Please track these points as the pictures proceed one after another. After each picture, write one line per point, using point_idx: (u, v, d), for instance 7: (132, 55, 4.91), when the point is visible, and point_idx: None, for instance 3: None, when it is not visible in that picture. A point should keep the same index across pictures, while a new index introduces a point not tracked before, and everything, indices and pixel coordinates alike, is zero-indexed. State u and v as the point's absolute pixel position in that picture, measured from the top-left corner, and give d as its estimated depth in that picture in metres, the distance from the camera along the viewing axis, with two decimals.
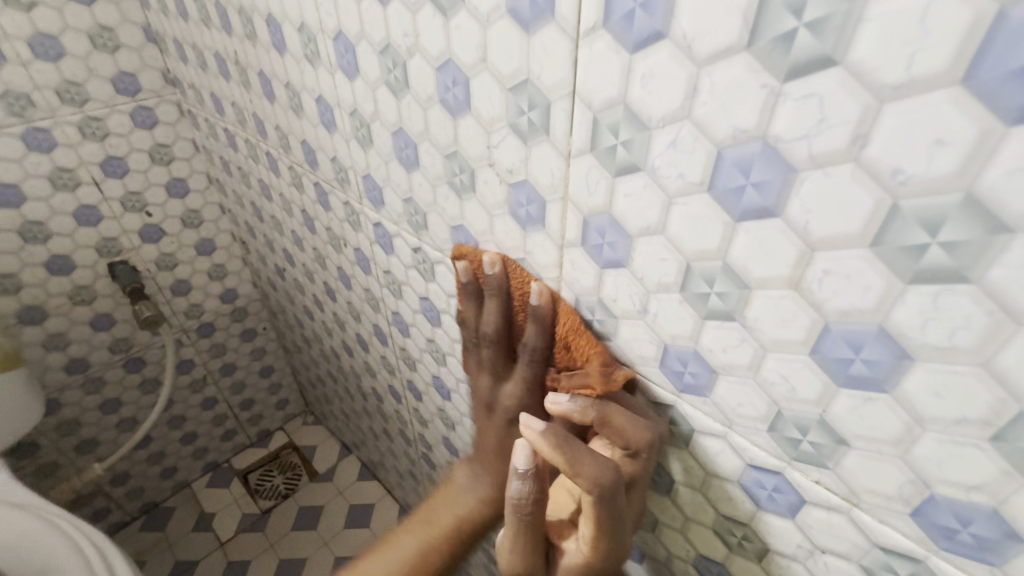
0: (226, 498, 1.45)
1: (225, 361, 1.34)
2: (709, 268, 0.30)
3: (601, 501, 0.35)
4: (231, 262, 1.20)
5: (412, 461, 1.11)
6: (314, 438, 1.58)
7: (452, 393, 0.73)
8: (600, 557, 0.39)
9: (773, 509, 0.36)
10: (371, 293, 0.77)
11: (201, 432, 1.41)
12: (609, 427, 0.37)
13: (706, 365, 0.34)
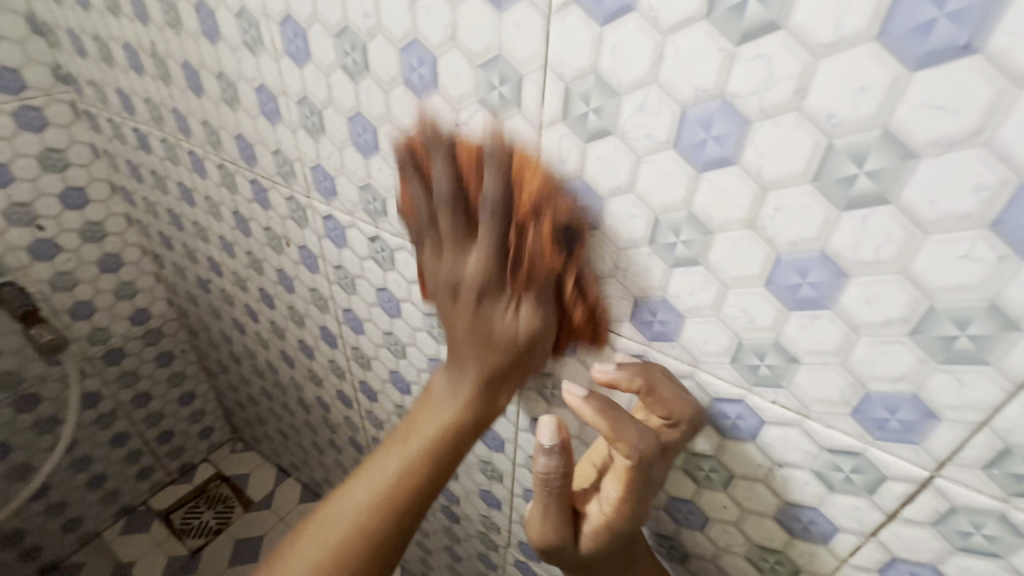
0: (146, 543, 1.31)
1: (138, 391, 1.22)
2: (676, 218, 0.34)
3: (636, 467, 0.39)
4: (142, 279, 1.10)
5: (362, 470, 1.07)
6: (248, 465, 1.45)
7: (413, 386, 0.72)
8: (624, 521, 0.43)
9: (737, 436, 0.41)
10: (318, 293, 0.74)
11: (111, 473, 1.27)
12: (655, 399, 0.40)
13: (674, 310, 0.38)
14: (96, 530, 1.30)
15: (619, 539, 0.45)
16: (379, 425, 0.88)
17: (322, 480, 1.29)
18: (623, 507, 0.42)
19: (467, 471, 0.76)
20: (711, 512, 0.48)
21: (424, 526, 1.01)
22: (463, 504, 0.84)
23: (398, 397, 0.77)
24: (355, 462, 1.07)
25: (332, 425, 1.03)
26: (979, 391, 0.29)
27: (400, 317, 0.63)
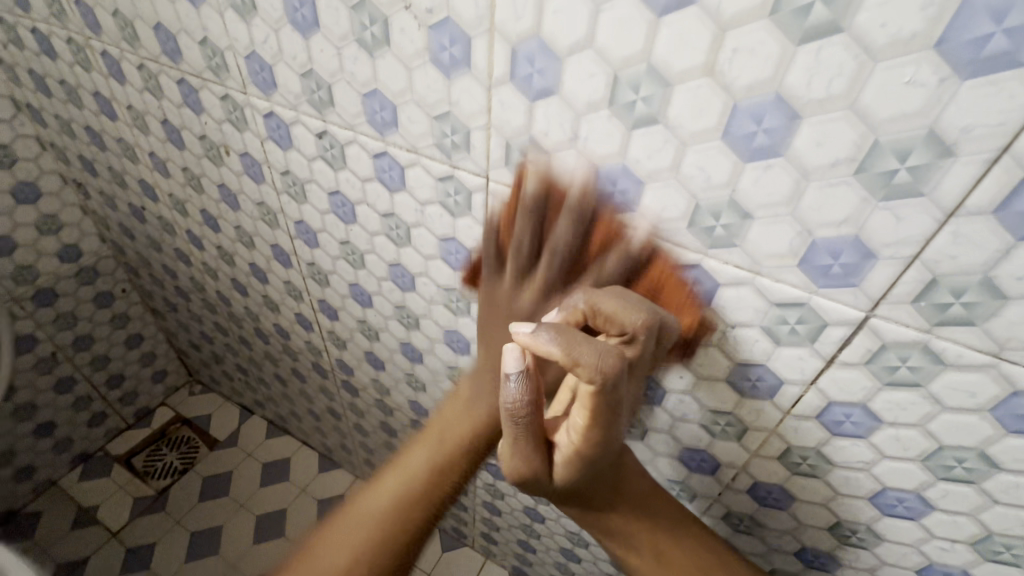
0: (109, 488, 1.24)
1: (78, 333, 1.14)
2: (758, 101, 0.31)
3: (599, 395, 0.36)
4: (66, 211, 1.02)
5: (329, 398, 1.04)
6: (211, 407, 1.40)
7: (374, 298, 0.69)
8: (593, 450, 0.40)
9: (791, 341, 0.40)
10: (265, 207, 0.70)
11: (61, 420, 1.20)
12: (601, 316, 0.41)
13: (740, 212, 0.36)
14: (50, 479, 1.23)
15: (593, 466, 0.42)
16: (341, 344, 0.84)
17: (288, 414, 1.26)
18: (594, 435, 0.39)
19: (440, 382, 0.74)
20: (711, 403, 0.48)
21: (394, 445, 1.00)
22: (433, 415, 0.82)
23: (360, 313, 0.74)
24: (322, 390, 1.03)
25: (292, 353, 0.99)
26: (917, 225, 0.30)
27: (355, 224, 0.61)
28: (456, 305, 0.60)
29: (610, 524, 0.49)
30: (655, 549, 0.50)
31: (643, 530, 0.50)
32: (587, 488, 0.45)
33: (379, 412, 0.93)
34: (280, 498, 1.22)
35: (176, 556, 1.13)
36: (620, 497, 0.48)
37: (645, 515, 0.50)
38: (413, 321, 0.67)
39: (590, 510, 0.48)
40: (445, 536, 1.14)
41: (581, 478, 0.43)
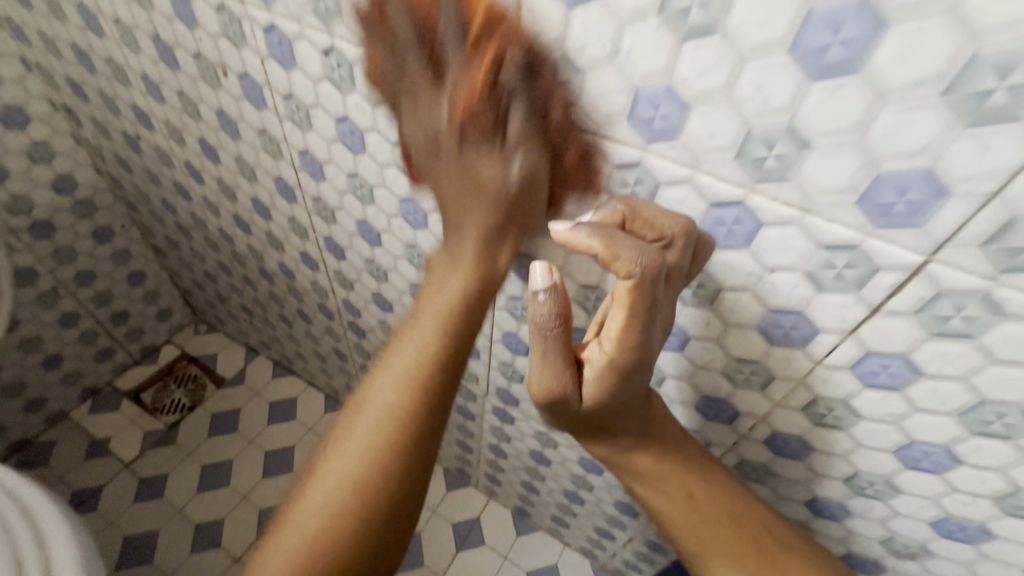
0: (120, 421, 1.25)
1: (79, 268, 1.12)
2: (838, 6, 0.26)
3: (638, 289, 0.35)
4: (58, 139, 0.97)
5: (335, 339, 1.03)
6: (217, 346, 1.40)
7: (383, 236, 0.66)
8: (628, 359, 0.39)
9: (835, 287, 0.37)
10: (267, 135, 0.65)
11: (68, 354, 1.20)
12: (640, 222, 0.39)
13: (798, 140, 0.32)
14: (62, 411, 1.24)
15: (624, 383, 0.41)
16: (348, 285, 0.82)
17: (294, 355, 1.26)
18: (629, 343, 0.38)
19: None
20: (737, 351, 0.47)
21: None
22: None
23: (369, 252, 0.71)
24: (328, 332, 1.02)
25: (298, 293, 0.97)
26: (1006, 156, 0.27)
27: (364, 154, 0.57)
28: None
29: (643, 464, 0.50)
30: (689, 497, 0.50)
31: (678, 476, 0.50)
32: (618, 422, 0.46)
33: (387, 354, 0.92)
34: (288, 435, 1.23)
35: (188, 487, 1.14)
36: (655, 437, 0.49)
37: (678, 460, 0.50)
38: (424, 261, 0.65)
39: (623, 447, 0.49)
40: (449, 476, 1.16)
41: (613, 399, 0.42)
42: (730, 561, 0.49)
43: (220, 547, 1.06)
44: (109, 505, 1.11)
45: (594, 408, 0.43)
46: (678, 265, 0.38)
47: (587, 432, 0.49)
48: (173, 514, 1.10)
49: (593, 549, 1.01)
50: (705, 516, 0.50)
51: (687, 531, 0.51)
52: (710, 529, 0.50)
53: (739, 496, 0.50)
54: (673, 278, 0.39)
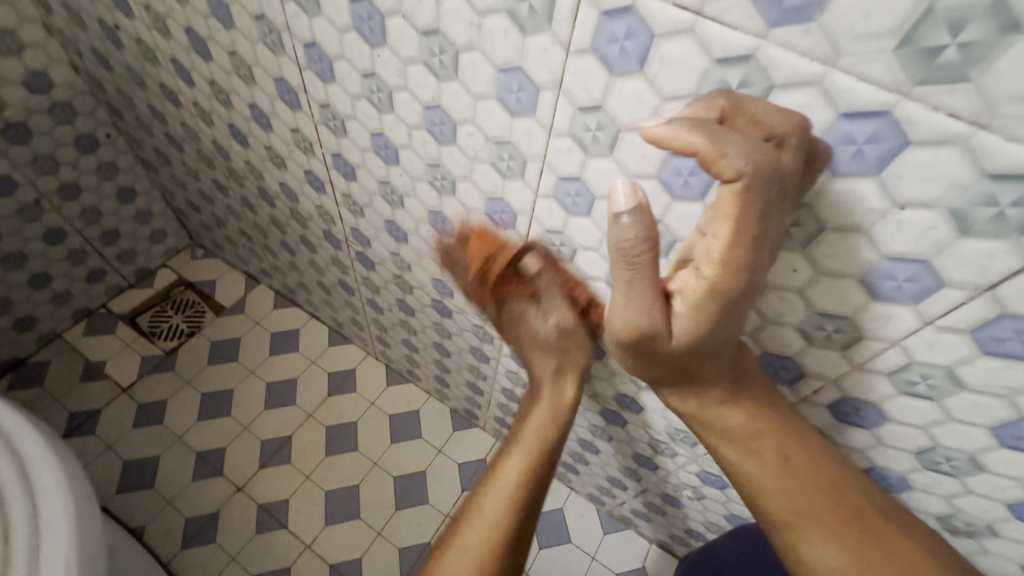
0: (115, 344, 1.21)
1: (62, 180, 1.03)
2: None
3: (748, 192, 0.29)
4: (26, 27, 0.85)
5: (341, 271, 0.96)
6: (215, 272, 1.34)
7: (401, 153, 0.58)
8: (731, 285, 0.33)
9: (987, 231, 0.29)
10: (267, 23, 0.55)
11: (56, 273, 1.13)
12: (742, 119, 0.31)
13: (1003, 21, 0.23)
14: (54, 331, 1.19)
15: (721, 314, 0.35)
16: (358, 211, 0.74)
17: (297, 286, 1.19)
18: (735, 263, 0.32)
19: (472, 260, 0.65)
20: (823, 305, 0.40)
21: (410, 325, 0.94)
22: (459, 297, 0.74)
23: (383, 172, 0.62)
24: (334, 262, 0.95)
25: (301, 218, 0.89)
26: None
27: (384, 46, 0.47)
28: (506, 166, 0.49)
29: (734, 422, 0.47)
30: (783, 459, 0.47)
31: (772, 436, 0.47)
32: (706, 367, 0.42)
33: (397, 289, 0.86)
34: (290, 368, 1.19)
35: (189, 415, 1.12)
36: (747, 392, 0.47)
37: (772, 414, 0.47)
38: (448, 185, 0.56)
39: (712, 399, 0.46)
40: (456, 416, 1.13)
41: (706, 336, 0.37)
42: (829, 534, 0.45)
43: (222, 475, 1.04)
44: (108, 429, 1.09)
45: (684, 347, 0.38)
46: (789, 169, 0.30)
47: (671, 381, 0.45)
48: (174, 441, 1.08)
49: (602, 496, 0.99)
50: (802, 482, 0.46)
51: (781, 500, 0.46)
52: (808, 498, 0.46)
53: (835, 463, 0.47)
54: (788, 191, 0.32)
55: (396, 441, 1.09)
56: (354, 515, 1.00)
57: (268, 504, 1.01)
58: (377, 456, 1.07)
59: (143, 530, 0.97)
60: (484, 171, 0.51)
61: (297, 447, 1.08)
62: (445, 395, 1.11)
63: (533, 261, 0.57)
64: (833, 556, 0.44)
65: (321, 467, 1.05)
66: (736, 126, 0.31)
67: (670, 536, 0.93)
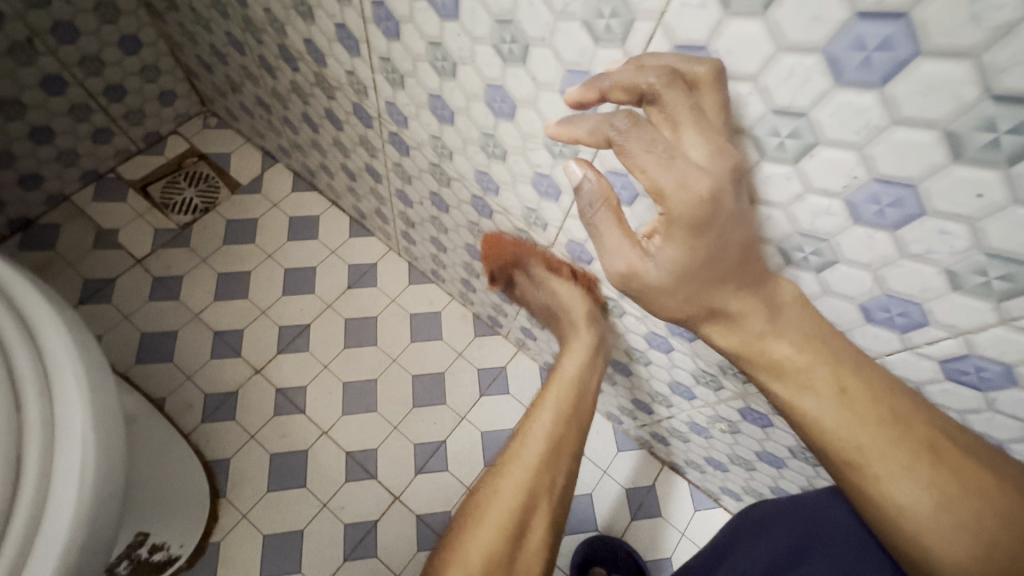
0: (127, 213, 1.14)
1: (57, 18, 0.90)
2: None
3: (635, 132, 0.33)
4: None
5: (369, 154, 0.86)
6: (229, 146, 1.24)
7: (462, 4, 0.46)
8: (679, 206, 0.33)
9: None
10: None
11: (59, 128, 1.04)
12: (619, 89, 0.36)
13: None
14: (62, 192, 1.13)
15: (702, 238, 0.35)
16: (397, 81, 0.63)
17: (318, 168, 1.10)
18: (667, 184, 0.32)
19: (530, 152, 0.55)
20: (996, 242, 0.31)
21: (442, 222, 0.87)
22: (504, 195, 0.65)
23: (436, 30, 0.51)
24: (362, 143, 0.85)
25: (327, 87, 0.78)
26: None
27: None
28: (604, 27, 0.38)
29: (781, 354, 0.40)
30: (840, 394, 0.39)
31: (824, 367, 0.39)
32: (727, 295, 0.39)
33: (432, 180, 0.77)
34: (309, 257, 1.14)
35: (205, 293, 1.08)
36: (785, 318, 0.41)
37: (823, 343, 0.40)
38: (517, 51, 0.46)
39: (755, 326, 0.40)
40: (479, 322, 1.09)
41: (694, 262, 0.37)
42: (908, 472, 0.37)
43: (241, 357, 1.03)
44: (124, 299, 1.06)
45: (668, 279, 0.38)
46: (677, 108, 0.34)
47: (695, 315, 0.41)
48: (191, 318, 1.06)
49: (621, 416, 0.96)
50: (867, 415, 0.38)
51: (842, 440, 0.38)
52: (874, 433, 0.38)
53: (899, 393, 0.39)
54: (712, 126, 0.34)
55: (417, 340, 1.07)
56: (371, 408, 1.00)
57: (286, 389, 1.01)
58: (397, 353, 1.05)
59: (164, 402, 0.98)
60: (570, 30, 0.40)
61: (316, 336, 1.06)
62: (469, 300, 1.06)
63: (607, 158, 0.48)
64: (916, 500, 0.36)
65: (340, 359, 1.04)
66: (615, 97, 0.36)
67: (686, 461, 0.92)
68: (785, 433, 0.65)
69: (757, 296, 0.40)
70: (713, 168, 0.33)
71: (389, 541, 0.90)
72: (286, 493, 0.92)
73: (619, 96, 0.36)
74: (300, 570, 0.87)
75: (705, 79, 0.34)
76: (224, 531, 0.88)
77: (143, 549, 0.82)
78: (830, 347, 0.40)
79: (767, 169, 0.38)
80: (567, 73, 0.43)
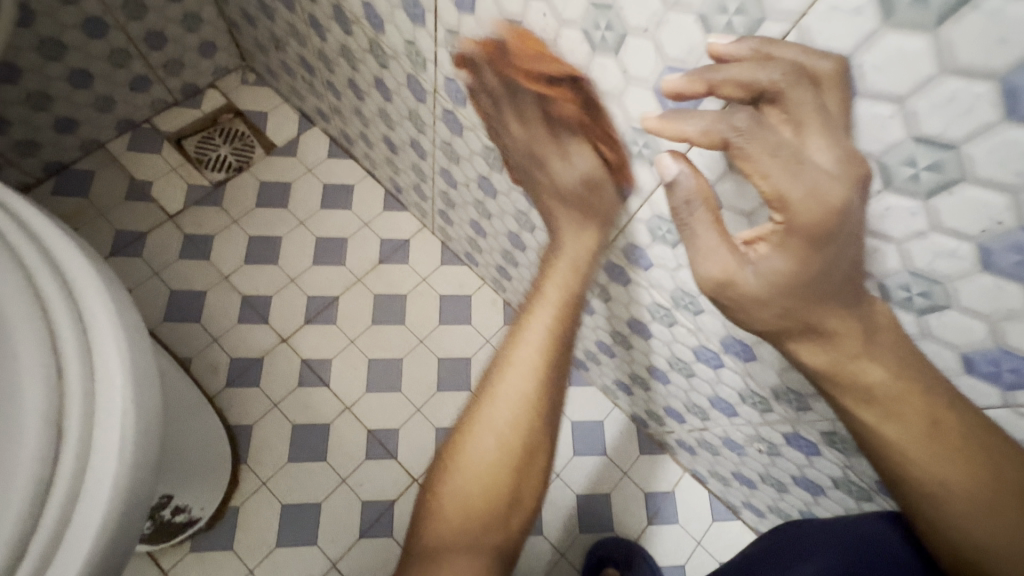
0: (160, 166, 1.12)
1: None
2: None
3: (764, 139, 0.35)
4: None
5: (416, 128, 0.83)
6: (266, 104, 1.20)
7: None
8: (803, 224, 0.36)
9: None
10: None
11: (97, 73, 1.01)
12: (729, 85, 0.35)
13: None
14: (97, 140, 1.11)
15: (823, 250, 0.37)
16: (461, 57, 0.59)
17: (357, 136, 1.07)
18: (796, 196, 0.35)
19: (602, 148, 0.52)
20: None
21: (486, 207, 0.83)
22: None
23: (516, 8, 0.47)
24: (409, 116, 0.81)
25: (381, 55, 0.74)
26: None
27: None
28: (724, 24, 0.34)
29: (874, 380, 0.40)
30: (924, 421, 0.40)
31: (913, 397, 0.40)
32: (825, 313, 0.40)
33: (483, 164, 0.73)
34: (341, 227, 1.11)
35: (236, 256, 1.07)
36: (881, 339, 0.40)
37: (920, 375, 0.40)
38: (610, 42, 0.42)
39: (852, 349, 0.40)
40: (508, 309, 1.06)
41: (795, 276, 0.39)
42: (982, 510, 0.39)
43: (268, 323, 1.02)
44: (154, 254, 1.05)
45: (765, 292, 0.41)
46: (801, 108, 0.33)
47: (789, 328, 0.43)
48: (220, 280, 1.04)
49: (648, 419, 0.94)
50: (948, 449, 0.39)
51: (922, 470, 0.40)
52: (958, 470, 0.39)
53: (989, 433, 0.39)
54: (836, 130, 0.33)
55: (444, 322, 1.05)
56: (394, 387, 0.99)
57: (311, 360, 1.00)
58: (423, 334, 1.03)
59: (190, 362, 0.97)
60: (681, 23, 0.36)
61: (344, 309, 1.04)
62: (502, 286, 1.03)
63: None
64: (980, 535, 0.39)
65: (367, 334, 1.02)
66: (726, 93, 0.36)
67: (710, 471, 0.90)
68: (832, 464, 0.62)
69: (858, 319, 0.39)
70: (845, 177, 0.34)
71: (405, 521, 0.90)
72: (305, 465, 0.92)
73: (732, 91, 0.35)
74: (317, 542, 0.88)
75: (827, 76, 0.31)
76: (243, 496, 0.89)
77: (167, 511, 0.77)
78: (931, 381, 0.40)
79: (889, 199, 0.34)
80: (667, 71, 0.39)
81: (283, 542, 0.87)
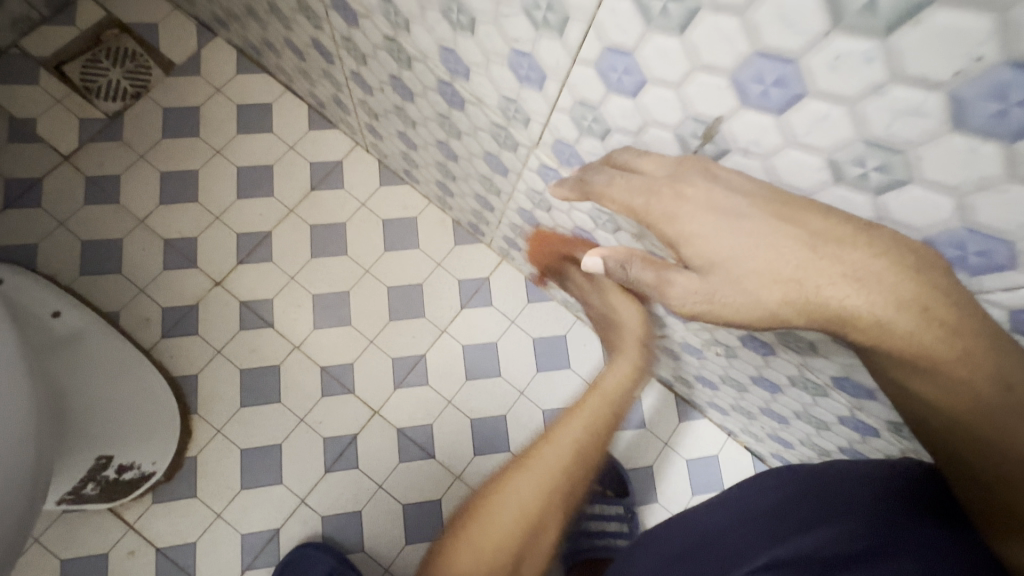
0: (40, 98, 0.97)
1: None
2: None
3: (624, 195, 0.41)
4: None
5: (312, 22, 0.69)
6: (153, 12, 1.02)
7: None
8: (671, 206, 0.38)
9: None
10: None
11: None
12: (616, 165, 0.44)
13: None
14: None
15: (781, 229, 0.34)
16: None
17: (261, 43, 0.92)
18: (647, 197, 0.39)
19: (505, 19, 0.41)
20: None
21: (407, 114, 0.73)
22: (475, 80, 0.52)
23: None
24: (301, 8, 0.68)
25: None
26: None
27: None
28: None
29: (838, 298, 0.33)
30: (899, 308, 0.32)
31: (883, 263, 0.32)
32: (791, 279, 0.34)
33: (391, 60, 0.62)
34: (263, 153, 0.99)
35: (150, 196, 0.96)
36: (873, 274, 0.32)
37: (921, 296, 0.31)
38: None
39: (809, 275, 0.33)
40: (458, 229, 0.98)
41: (730, 253, 0.36)
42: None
43: (197, 267, 0.94)
44: (54, 202, 0.94)
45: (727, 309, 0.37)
46: None
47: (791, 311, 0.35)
48: (136, 224, 0.94)
49: None
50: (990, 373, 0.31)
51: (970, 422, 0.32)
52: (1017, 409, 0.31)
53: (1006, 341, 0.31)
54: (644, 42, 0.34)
55: (390, 249, 0.97)
56: (343, 321, 0.94)
57: (250, 302, 0.93)
58: (369, 263, 0.96)
59: (118, 316, 0.91)
60: None
61: (280, 244, 0.96)
62: (447, 204, 0.94)
63: (605, 29, 0.35)
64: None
65: (308, 269, 0.95)
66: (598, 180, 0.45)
67: (675, 375, 0.88)
68: (787, 363, 0.59)
69: (830, 260, 0.33)
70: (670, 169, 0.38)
71: (370, 453, 0.89)
72: (260, 408, 0.89)
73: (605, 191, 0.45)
74: (282, 481, 0.87)
75: None
76: (199, 446, 0.87)
77: (110, 471, 0.80)
78: (924, 302, 0.31)
79: (837, 44, 0.26)
80: None
81: (247, 485, 0.86)
